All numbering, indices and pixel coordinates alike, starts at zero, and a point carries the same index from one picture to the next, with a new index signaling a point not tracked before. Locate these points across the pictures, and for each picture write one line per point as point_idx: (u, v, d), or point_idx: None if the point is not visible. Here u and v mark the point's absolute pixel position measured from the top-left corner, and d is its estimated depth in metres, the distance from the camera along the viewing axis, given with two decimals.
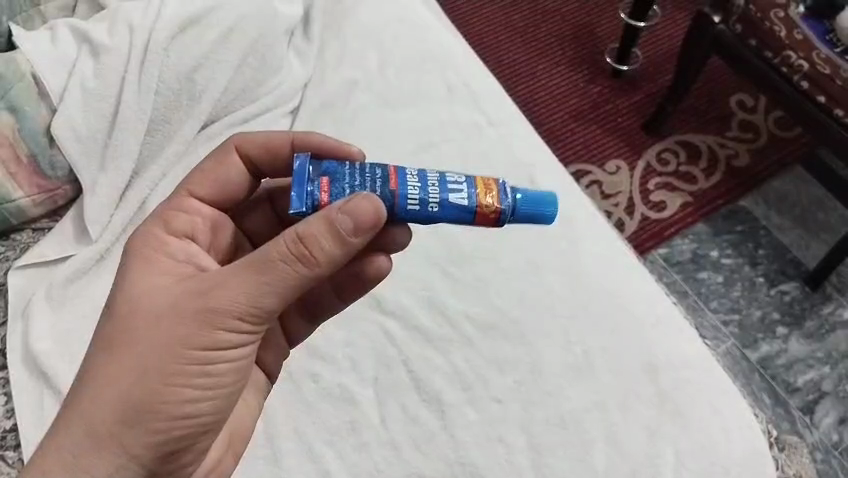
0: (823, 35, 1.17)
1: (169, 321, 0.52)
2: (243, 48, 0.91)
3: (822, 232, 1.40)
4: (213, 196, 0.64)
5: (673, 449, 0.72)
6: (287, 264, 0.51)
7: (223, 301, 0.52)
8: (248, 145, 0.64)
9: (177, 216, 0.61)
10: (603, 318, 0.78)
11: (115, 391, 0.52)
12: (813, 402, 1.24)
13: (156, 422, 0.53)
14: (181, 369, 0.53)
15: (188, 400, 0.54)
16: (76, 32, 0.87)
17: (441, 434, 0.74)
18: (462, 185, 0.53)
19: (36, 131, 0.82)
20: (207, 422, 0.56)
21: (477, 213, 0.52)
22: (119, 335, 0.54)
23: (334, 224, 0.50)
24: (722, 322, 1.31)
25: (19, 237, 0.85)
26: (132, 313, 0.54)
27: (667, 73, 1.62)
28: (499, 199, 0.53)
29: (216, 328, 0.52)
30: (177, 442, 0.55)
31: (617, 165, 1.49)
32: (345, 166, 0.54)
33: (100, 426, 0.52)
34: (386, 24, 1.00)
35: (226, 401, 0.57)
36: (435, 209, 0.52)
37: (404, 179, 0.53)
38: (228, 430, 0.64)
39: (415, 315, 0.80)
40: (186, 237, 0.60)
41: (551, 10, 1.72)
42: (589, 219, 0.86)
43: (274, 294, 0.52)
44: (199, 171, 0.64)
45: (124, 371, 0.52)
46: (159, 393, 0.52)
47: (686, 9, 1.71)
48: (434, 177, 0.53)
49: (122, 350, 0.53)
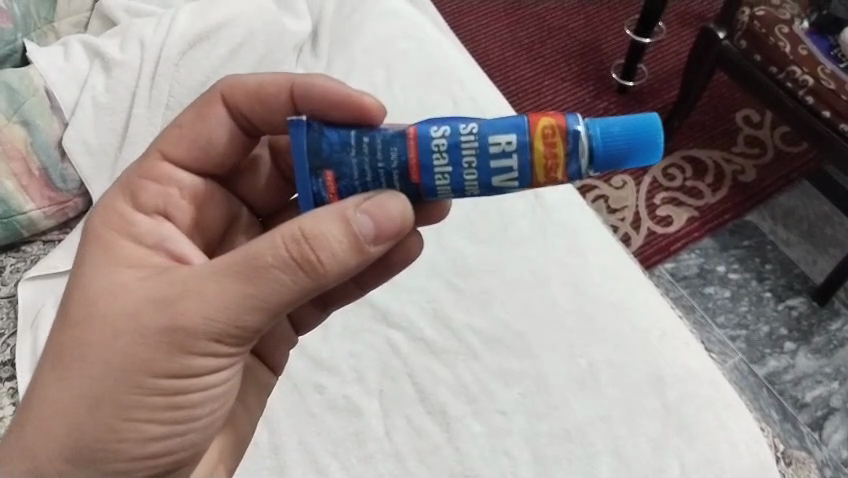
0: (828, 50, 1.19)
1: (129, 341, 0.52)
2: (251, 64, 0.93)
3: (829, 247, 1.40)
4: (192, 159, 0.64)
5: (678, 462, 0.72)
6: (280, 271, 0.50)
7: (191, 320, 0.51)
8: (237, 94, 0.64)
9: (149, 188, 0.62)
10: (608, 331, 0.78)
11: (75, 413, 0.53)
12: (822, 419, 1.23)
13: (115, 447, 0.54)
14: (142, 393, 0.53)
15: (150, 424, 0.55)
16: (89, 48, 0.89)
17: (446, 446, 0.74)
18: (513, 157, 0.49)
19: (47, 145, 0.83)
20: (170, 446, 0.57)
21: (536, 185, 0.50)
22: (75, 353, 0.53)
23: (349, 225, 0.50)
24: (729, 337, 1.31)
25: (30, 249, 0.86)
26: (91, 326, 0.53)
27: (673, 88, 1.62)
28: (563, 166, 0.49)
29: (186, 352, 0.53)
30: (137, 464, 0.56)
31: (623, 179, 1.49)
32: (350, 150, 0.52)
33: (55, 451, 0.53)
34: (393, 40, 1.01)
35: (192, 422, 0.58)
36: (474, 194, 0.51)
37: (432, 165, 0.50)
38: (220, 445, 0.65)
39: (420, 327, 0.81)
40: (157, 213, 0.62)
41: (557, 27, 1.74)
42: (593, 231, 0.86)
43: (251, 312, 0.51)
44: (177, 131, 0.64)
45: (82, 393, 0.52)
46: (120, 417, 0.53)
47: (691, 26, 1.72)
48: (470, 151, 0.49)
49: (80, 370, 0.53)
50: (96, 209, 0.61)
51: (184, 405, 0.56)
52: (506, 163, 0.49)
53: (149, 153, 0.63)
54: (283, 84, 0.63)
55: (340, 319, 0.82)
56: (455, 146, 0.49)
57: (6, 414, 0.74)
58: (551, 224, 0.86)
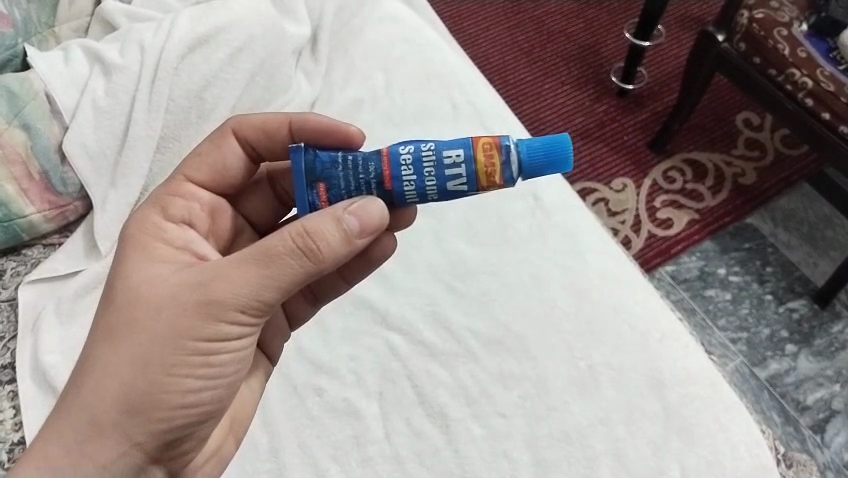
0: (827, 53, 1.20)
1: (170, 311, 0.53)
2: (250, 68, 0.93)
3: (830, 250, 1.40)
4: (210, 180, 0.67)
5: (679, 465, 0.72)
6: (291, 259, 0.53)
7: (227, 292, 0.53)
8: (246, 128, 0.67)
9: (174, 202, 0.64)
10: (608, 333, 0.78)
11: (119, 382, 0.53)
12: (824, 421, 1.23)
13: (158, 411, 0.54)
14: (180, 362, 0.54)
15: (190, 388, 0.55)
16: (89, 53, 0.90)
17: (446, 448, 0.74)
18: (462, 168, 0.52)
19: (48, 149, 0.83)
20: (204, 410, 0.58)
21: (481, 190, 0.53)
22: (122, 326, 0.54)
23: (344, 222, 0.53)
24: (730, 340, 1.30)
25: (30, 253, 0.86)
26: (134, 302, 0.55)
27: (672, 91, 1.63)
28: (501, 172, 0.52)
29: (219, 321, 0.54)
30: (175, 427, 0.56)
31: (623, 182, 1.49)
32: (339, 166, 0.55)
33: (105, 417, 0.53)
34: (392, 44, 1.01)
35: (224, 387, 0.59)
36: (434, 198, 0.54)
37: (399, 173, 0.53)
38: (230, 416, 0.66)
39: (419, 330, 0.81)
40: (183, 223, 0.63)
41: (556, 30, 1.74)
42: (593, 233, 0.86)
43: (275, 284, 0.53)
44: (196, 155, 0.67)
45: (129, 360, 0.53)
46: (160, 384, 0.54)
47: (691, 29, 1.72)
48: (430, 162, 0.53)
49: (123, 345, 0.54)
50: (129, 221, 0.62)
51: (217, 372, 0.57)
52: (457, 172, 0.52)
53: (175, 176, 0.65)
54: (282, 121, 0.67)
55: (339, 322, 0.82)
56: (417, 159, 0.53)
57: (6, 417, 0.74)
58: (550, 226, 0.87)
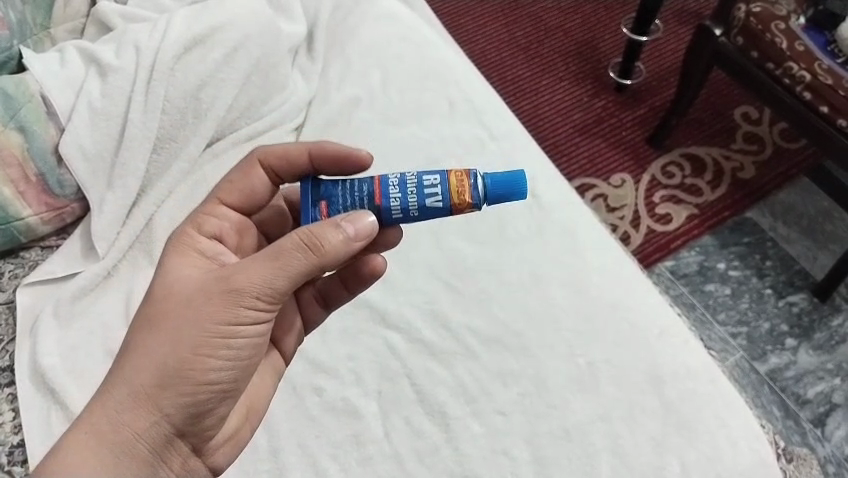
0: (824, 46, 1.19)
1: (198, 300, 0.56)
2: (246, 67, 0.92)
3: (830, 243, 1.39)
4: (241, 203, 0.67)
5: (679, 461, 0.72)
6: (297, 255, 0.55)
7: (247, 280, 0.55)
8: (271, 158, 0.67)
9: (208, 220, 0.65)
10: (606, 330, 0.78)
11: (149, 360, 0.55)
12: (824, 415, 1.22)
13: (187, 387, 0.55)
14: (205, 343, 0.55)
15: (216, 369, 0.56)
16: (84, 54, 0.89)
17: (445, 447, 0.74)
18: (437, 187, 0.56)
19: (44, 151, 0.82)
20: (228, 393, 0.59)
21: (454, 210, 0.57)
22: (155, 313, 0.56)
23: (341, 227, 0.55)
24: (730, 334, 1.30)
25: (28, 255, 0.86)
26: (168, 293, 0.57)
27: (671, 86, 1.62)
28: (471, 193, 0.56)
29: (238, 306, 0.55)
30: (202, 405, 0.57)
31: (622, 178, 1.49)
32: (339, 187, 0.60)
33: (139, 391, 0.54)
34: (388, 43, 1.01)
35: (247, 373, 0.60)
36: (415, 214, 0.57)
37: (387, 191, 0.57)
38: (245, 404, 0.65)
39: (418, 328, 0.80)
40: (214, 239, 0.64)
41: (554, 26, 1.74)
42: (590, 231, 0.86)
43: (290, 275, 0.55)
44: (226, 179, 0.67)
45: (159, 342, 0.55)
46: (186, 362, 0.55)
47: (689, 24, 1.72)
48: (413, 183, 0.57)
49: (154, 331, 0.56)
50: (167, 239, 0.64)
51: (239, 356, 0.57)
52: (432, 191, 0.56)
53: (209, 199, 0.66)
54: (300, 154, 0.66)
55: (338, 322, 0.82)
56: (402, 182, 0.57)
57: (6, 420, 0.74)
58: (549, 223, 0.87)
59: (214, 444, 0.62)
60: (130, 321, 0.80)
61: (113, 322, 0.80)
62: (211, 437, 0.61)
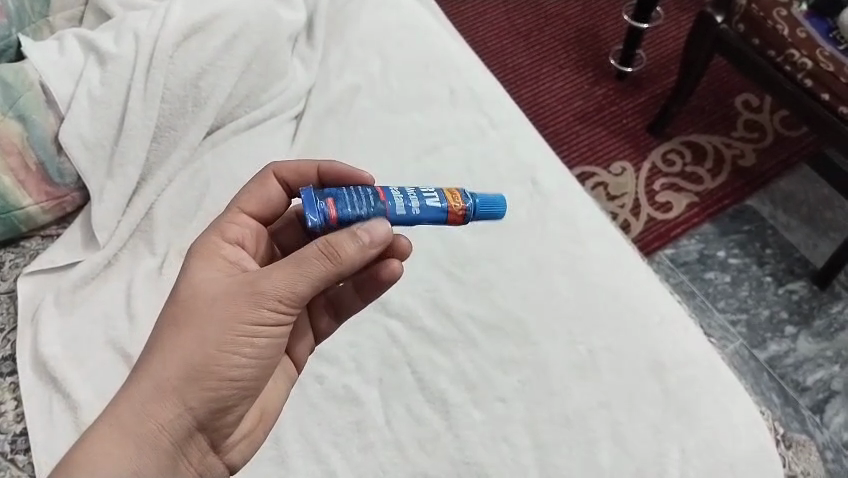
0: (826, 32, 1.18)
1: (223, 300, 0.56)
2: (246, 55, 0.92)
3: (830, 231, 1.39)
4: (261, 212, 0.68)
5: (678, 447, 0.72)
6: (318, 261, 0.56)
7: (270, 282, 0.56)
8: (286, 171, 0.69)
9: (230, 226, 0.65)
10: (606, 317, 0.79)
11: (175, 356, 0.55)
12: (823, 402, 1.23)
13: (212, 382, 0.55)
14: (230, 341, 0.56)
15: (239, 367, 0.57)
16: (83, 42, 0.89)
17: (446, 434, 0.74)
18: (434, 192, 0.61)
19: (44, 140, 0.82)
20: (250, 392, 0.59)
21: (449, 214, 0.60)
22: (181, 310, 0.57)
23: (358, 237, 0.56)
24: (730, 322, 1.31)
25: (28, 244, 0.86)
26: (194, 291, 0.58)
27: (671, 74, 1.62)
28: (463, 201, 0.61)
29: (262, 307, 0.56)
30: (225, 402, 0.57)
31: (622, 166, 1.49)
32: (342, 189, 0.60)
33: (165, 384, 0.54)
34: (388, 30, 1.01)
35: (268, 374, 0.60)
36: (418, 210, 0.59)
37: (389, 191, 0.60)
38: (259, 408, 0.65)
39: (418, 316, 0.81)
40: (237, 244, 0.64)
41: (555, 13, 1.73)
42: (590, 219, 0.86)
43: (311, 280, 0.56)
44: (245, 191, 0.68)
45: (185, 340, 0.55)
46: (210, 359, 0.55)
47: (690, 11, 1.71)
48: (412, 189, 0.60)
49: (180, 329, 0.56)
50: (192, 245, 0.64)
51: (262, 356, 0.58)
52: (430, 193, 0.60)
53: (230, 208, 0.67)
54: (310, 170, 0.68)
55: None
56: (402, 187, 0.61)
57: (8, 409, 0.74)
58: (549, 211, 0.87)
59: (231, 441, 0.61)
60: (130, 308, 0.80)
61: (114, 309, 0.80)
62: (229, 434, 0.61)
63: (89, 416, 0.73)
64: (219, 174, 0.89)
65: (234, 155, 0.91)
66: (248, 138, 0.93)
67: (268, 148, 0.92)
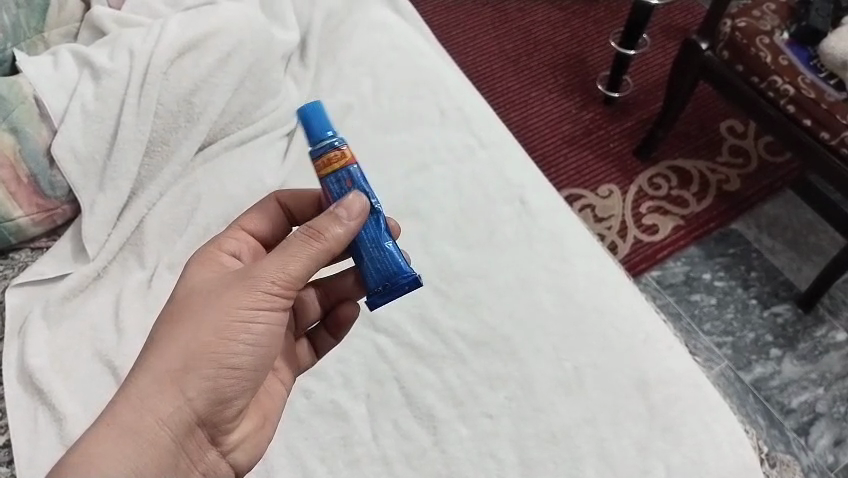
0: (807, 61, 1.21)
1: (219, 292, 0.57)
2: (240, 73, 0.93)
3: (813, 255, 1.41)
4: (260, 232, 0.69)
5: (663, 464, 0.73)
6: (304, 244, 0.57)
7: (264, 269, 0.57)
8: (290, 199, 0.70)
9: (227, 239, 0.65)
10: (593, 335, 0.79)
11: (174, 347, 0.55)
12: (808, 424, 1.24)
13: (211, 371, 0.55)
14: (230, 328, 0.56)
15: (239, 354, 0.56)
16: (78, 57, 0.90)
17: (432, 449, 0.74)
18: None
19: (36, 153, 0.83)
20: (249, 385, 0.58)
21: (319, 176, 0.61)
22: (180, 309, 0.57)
23: (339, 218, 0.57)
24: (716, 344, 1.32)
25: (18, 257, 0.86)
26: (192, 293, 0.58)
27: (658, 99, 1.65)
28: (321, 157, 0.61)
29: (256, 292, 0.56)
30: (225, 392, 0.56)
31: (610, 189, 1.51)
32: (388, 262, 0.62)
33: (164, 376, 0.54)
34: (381, 51, 1.03)
35: (266, 365, 0.59)
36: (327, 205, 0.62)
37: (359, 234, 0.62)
38: (260, 410, 0.64)
39: (407, 332, 0.81)
40: (232, 254, 0.65)
41: (543, 40, 1.76)
42: (576, 238, 0.88)
43: (303, 263, 0.57)
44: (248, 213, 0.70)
45: (183, 331, 0.55)
46: (209, 346, 0.55)
47: (676, 39, 1.75)
48: None
49: (177, 322, 0.56)
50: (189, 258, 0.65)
51: (262, 345, 0.57)
52: None
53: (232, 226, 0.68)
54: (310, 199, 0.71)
55: None
56: None
57: None
58: (537, 230, 0.88)
59: (233, 439, 0.60)
60: (118, 321, 0.80)
61: (103, 322, 0.80)
62: (230, 431, 0.59)
63: (74, 428, 0.73)
64: (211, 188, 0.90)
65: (226, 171, 0.92)
66: (239, 154, 0.94)
67: (258, 164, 0.93)
